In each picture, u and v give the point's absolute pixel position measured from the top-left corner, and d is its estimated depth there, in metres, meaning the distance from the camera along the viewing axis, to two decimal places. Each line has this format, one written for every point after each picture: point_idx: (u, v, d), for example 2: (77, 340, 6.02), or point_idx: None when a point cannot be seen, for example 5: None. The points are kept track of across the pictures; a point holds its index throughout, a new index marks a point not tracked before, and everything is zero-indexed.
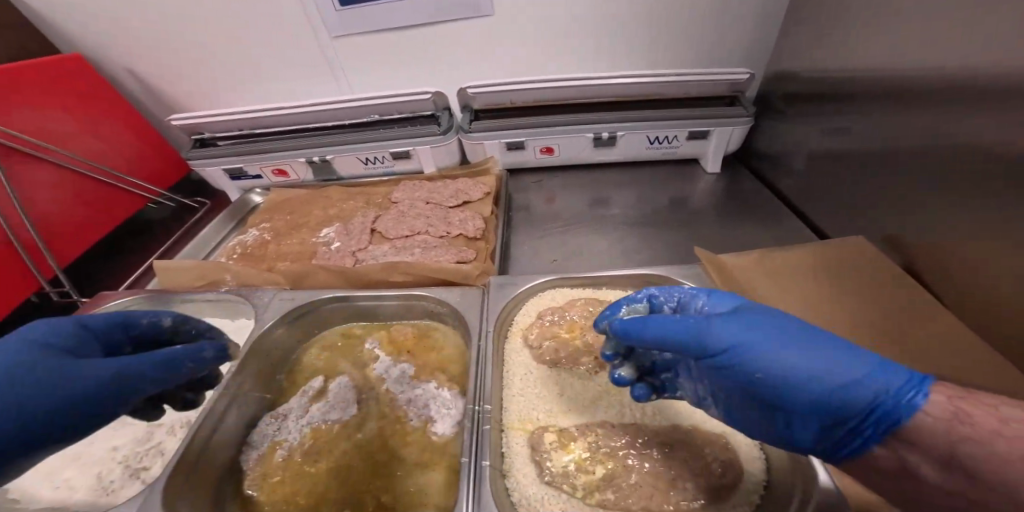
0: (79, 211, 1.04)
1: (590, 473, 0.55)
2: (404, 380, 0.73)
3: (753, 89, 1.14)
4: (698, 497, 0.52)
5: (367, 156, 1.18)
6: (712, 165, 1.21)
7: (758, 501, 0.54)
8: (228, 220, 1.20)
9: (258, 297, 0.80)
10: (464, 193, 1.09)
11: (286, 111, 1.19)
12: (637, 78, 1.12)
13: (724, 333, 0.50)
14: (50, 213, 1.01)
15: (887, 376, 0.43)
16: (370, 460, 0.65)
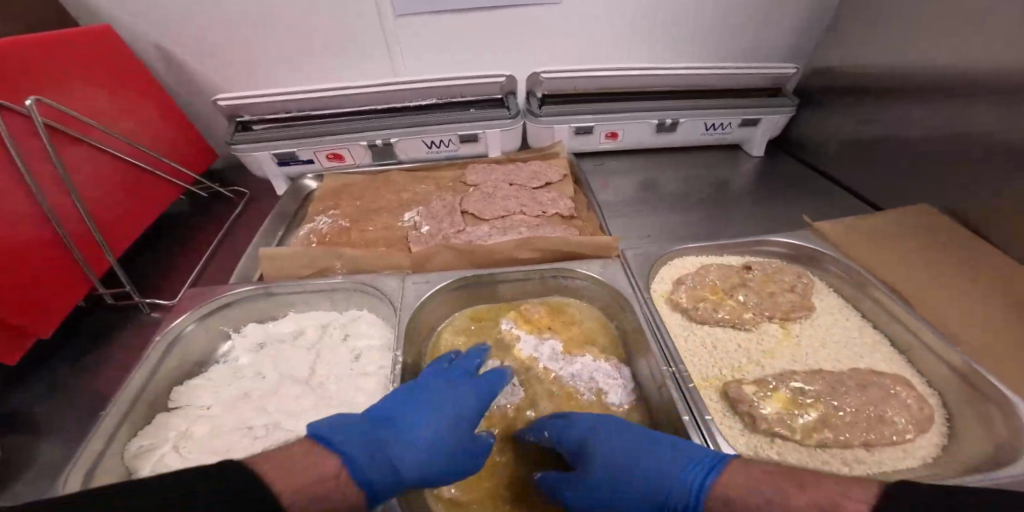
0: (117, 200, 0.90)
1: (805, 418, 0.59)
2: (557, 356, 0.72)
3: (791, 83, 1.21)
4: (906, 428, 0.59)
5: (433, 139, 1.11)
6: (758, 147, 1.28)
7: (947, 434, 0.61)
8: (286, 207, 1.10)
9: (385, 284, 0.77)
10: (543, 175, 1.08)
11: (347, 91, 1.09)
12: (706, 67, 1.13)
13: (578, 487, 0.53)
14: (98, 203, 0.87)
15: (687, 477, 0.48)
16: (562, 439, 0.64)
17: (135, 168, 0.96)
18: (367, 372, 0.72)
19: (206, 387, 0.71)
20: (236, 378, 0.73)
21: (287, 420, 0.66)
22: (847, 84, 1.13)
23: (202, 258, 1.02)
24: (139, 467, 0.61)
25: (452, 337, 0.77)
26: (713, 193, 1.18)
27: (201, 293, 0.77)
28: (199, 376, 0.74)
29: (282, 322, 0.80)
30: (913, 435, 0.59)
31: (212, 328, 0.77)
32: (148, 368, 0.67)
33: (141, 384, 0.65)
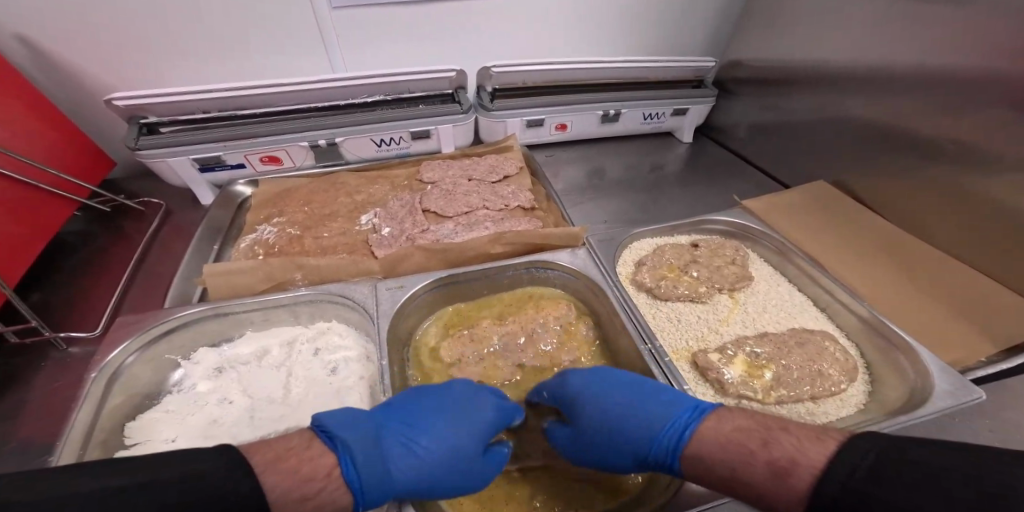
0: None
1: (761, 378, 0.69)
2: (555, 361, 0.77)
3: (710, 74, 1.34)
4: (837, 374, 0.70)
5: (382, 137, 1.07)
6: (687, 134, 1.39)
7: (866, 380, 0.75)
8: (223, 216, 1.00)
9: (356, 292, 0.73)
10: (500, 168, 1.10)
11: (282, 88, 0.98)
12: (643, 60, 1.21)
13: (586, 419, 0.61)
14: None
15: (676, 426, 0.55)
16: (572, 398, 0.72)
17: (16, 183, 0.80)
18: (349, 384, 0.71)
19: (163, 421, 0.66)
20: (203, 407, 0.68)
21: None
22: (753, 77, 1.28)
23: (120, 283, 0.90)
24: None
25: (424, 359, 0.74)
26: (653, 178, 1.28)
27: (134, 321, 0.68)
28: (149, 410, 0.67)
29: (241, 344, 0.74)
30: (846, 384, 0.71)
31: (156, 359, 0.69)
32: (90, 412, 0.60)
33: (89, 427, 0.58)
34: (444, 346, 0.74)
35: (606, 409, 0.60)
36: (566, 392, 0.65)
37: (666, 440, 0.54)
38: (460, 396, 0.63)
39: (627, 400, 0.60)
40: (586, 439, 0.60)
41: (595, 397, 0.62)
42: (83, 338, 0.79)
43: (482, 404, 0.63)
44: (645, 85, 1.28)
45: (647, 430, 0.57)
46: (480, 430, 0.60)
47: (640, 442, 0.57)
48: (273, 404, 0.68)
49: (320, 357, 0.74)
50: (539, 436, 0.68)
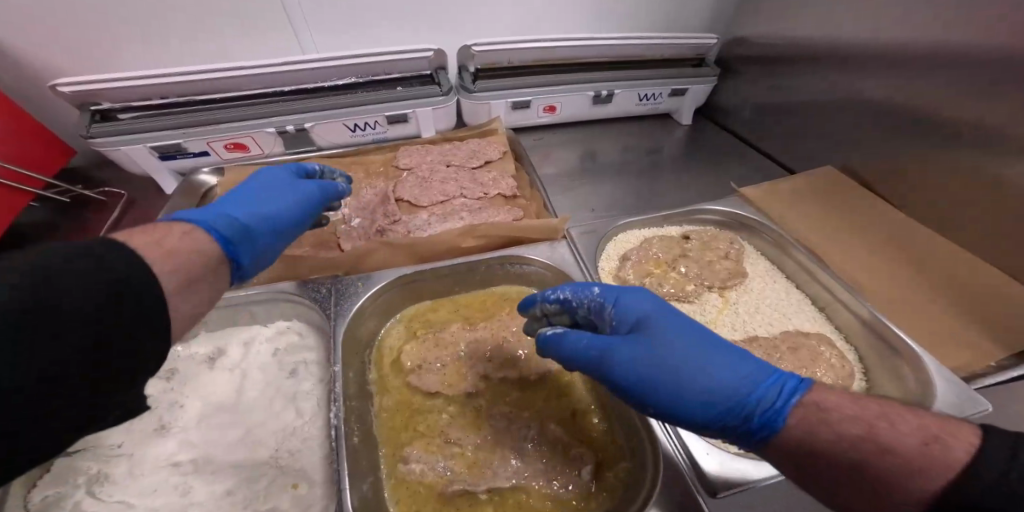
0: None
1: None
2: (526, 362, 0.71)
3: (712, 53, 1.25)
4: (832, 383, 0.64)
5: (355, 122, 1.02)
6: (685, 117, 1.29)
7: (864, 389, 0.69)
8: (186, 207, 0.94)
9: (314, 291, 0.68)
10: (481, 154, 1.03)
11: (244, 72, 0.92)
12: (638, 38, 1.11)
13: (653, 347, 0.52)
14: None
15: (768, 386, 0.45)
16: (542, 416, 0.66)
17: None
18: (305, 388, 0.67)
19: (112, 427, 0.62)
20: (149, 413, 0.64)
21: (225, 461, 0.60)
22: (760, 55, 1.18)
23: None
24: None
25: (388, 369, 0.69)
26: (648, 163, 1.20)
27: None
28: None
29: (195, 343, 0.70)
30: None
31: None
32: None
33: None
34: (409, 349, 0.70)
35: (679, 341, 0.52)
36: (632, 313, 0.57)
37: (767, 404, 0.44)
38: (283, 178, 0.68)
39: (704, 343, 0.51)
40: (652, 369, 0.51)
41: (668, 326, 0.53)
42: None
43: (280, 177, 0.68)
44: (641, 64, 1.19)
45: (729, 384, 0.47)
46: (292, 189, 0.67)
47: (722, 394, 0.47)
48: (223, 409, 0.64)
49: (278, 359, 0.70)
50: (508, 453, 0.62)
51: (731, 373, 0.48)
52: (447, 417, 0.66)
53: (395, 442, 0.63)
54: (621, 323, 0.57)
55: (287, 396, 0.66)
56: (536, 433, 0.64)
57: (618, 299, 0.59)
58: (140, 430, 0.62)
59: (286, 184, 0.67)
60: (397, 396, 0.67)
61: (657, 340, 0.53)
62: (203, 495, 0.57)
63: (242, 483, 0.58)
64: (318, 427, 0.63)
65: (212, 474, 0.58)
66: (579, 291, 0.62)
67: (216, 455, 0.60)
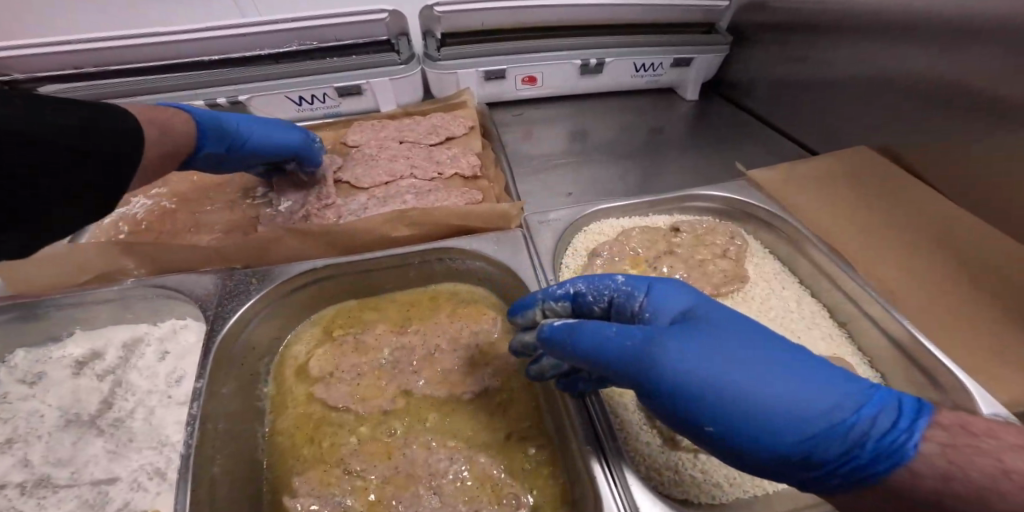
0: None
1: None
2: (459, 379, 0.58)
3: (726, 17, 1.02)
4: None
5: (301, 94, 0.90)
6: (692, 91, 1.09)
7: None
8: None
9: (200, 287, 0.56)
10: (443, 129, 0.89)
11: (164, 37, 0.80)
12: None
13: (707, 342, 0.37)
14: None
15: (876, 406, 0.32)
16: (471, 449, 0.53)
17: None
18: (180, 397, 0.56)
19: None
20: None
21: (75, 486, 0.50)
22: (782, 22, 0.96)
23: None
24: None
25: (291, 382, 0.57)
26: (642, 143, 1.03)
27: None
28: None
29: (71, 343, 0.60)
30: None
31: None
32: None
33: None
34: (317, 357, 0.58)
35: (746, 339, 0.37)
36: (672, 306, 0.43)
37: (883, 426, 0.30)
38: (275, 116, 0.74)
39: (775, 345, 0.37)
40: (721, 376, 0.35)
41: (725, 320, 0.40)
42: None
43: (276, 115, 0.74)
44: (641, 29, 0.98)
45: (824, 399, 0.33)
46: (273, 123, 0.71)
47: (816, 414, 0.32)
48: (78, 424, 0.54)
49: (164, 364, 0.59)
50: (424, 488, 0.50)
51: (820, 385, 0.34)
52: (353, 445, 0.53)
53: (285, 471, 0.51)
54: (659, 318, 0.43)
55: (165, 410, 0.55)
56: (463, 467, 0.51)
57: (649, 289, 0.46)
58: None
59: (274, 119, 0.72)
60: (298, 418, 0.55)
61: (719, 338, 0.37)
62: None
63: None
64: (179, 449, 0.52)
65: (46, 504, 0.48)
66: (598, 282, 0.49)
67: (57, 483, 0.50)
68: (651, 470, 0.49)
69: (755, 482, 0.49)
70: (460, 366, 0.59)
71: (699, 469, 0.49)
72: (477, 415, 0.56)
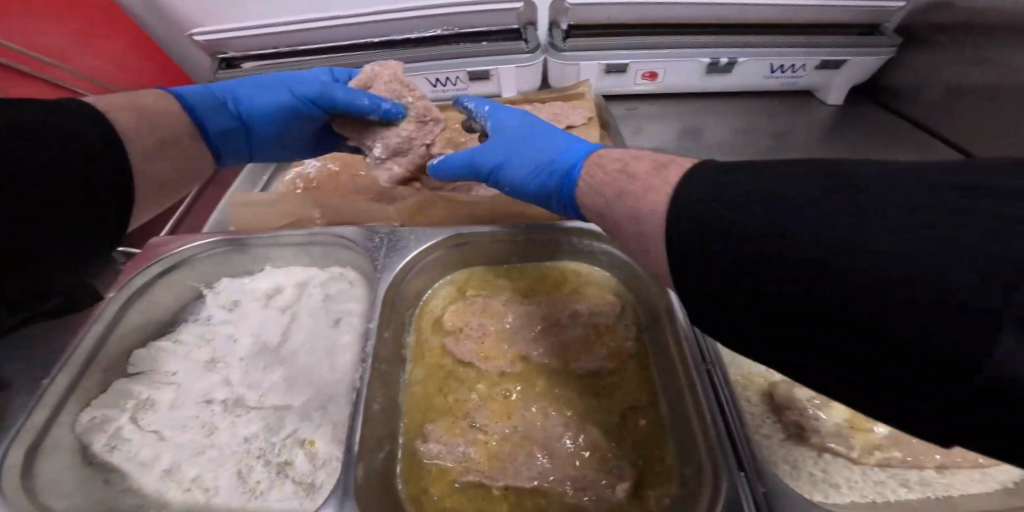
0: None
1: (867, 432, 0.51)
2: (580, 354, 0.61)
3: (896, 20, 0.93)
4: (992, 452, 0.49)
5: (438, 76, 0.98)
6: (836, 96, 1.02)
7: None
8: None
9: (371, 239, 0.66)
10: (565, 117, 0.94)
11: (339, 22, 0.93)
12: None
13: (503, 149, 0.60)
14: None
15: (570, 153, 0.56)
16: (582, 420, 0.56)
17: None
18: (343, 343, 0.64)
19: (171, 354, 0.61)
20: (198, 346, 0.63)
21: (268, 405, 0.58)
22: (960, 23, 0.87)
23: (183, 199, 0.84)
24: (92, 440, 0.52)
25: (429, 333, 0.64)
26: (770, 146, 0.99)
27: (163, 244, 0.67)
28: (163, 337, 0.63)
29: (259, 277, 0.70)
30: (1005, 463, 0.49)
31: (179, 283, 0.67)
32: (102, 332, 0.57)
33: (92, 352, 0.55)
34: (450, 312, 0.65)
35: (529, 132, 0.60)
36: (505, 120, 0.63)
37: (572, 161, 0.54)
38: (284, 78, 0.72)
39: (561, 140, 0.59)
40: (506, 160, 0.59)
41: (539, 127, 0.61)
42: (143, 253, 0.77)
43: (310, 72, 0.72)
44: (789, 30, 0.94)
45: (548, 151, 0.57)
46: (292, 82, 0.70)
47: (543, 162, 0.57)
48: (267, 351, 0.63)
49: (329, 305, 0.67)
50: (537, 450, 0.53)
51: (550, 150, 0.57)
52: (473, 395, 0.58)
53: (417, 414, 0.57)
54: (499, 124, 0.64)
55: (330, 349, 0.63)
56: (573, 434, 0.54)
57: (497, 111, 0.67)
58: (198, 359, 0.62)
59: (280, 85, 0.71)
60: (433, 363, 0.61)
61: (529, 134, 0.60)
62: (241, 434, 0.55)
63: (264, 434, 0.55)
64: (344, 390, 0.59)
65: (238, 421, 0.56)
66: (482, 102, 0.68)
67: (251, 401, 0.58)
68: (770, 458, 0.49)
69: (878, 492, 0.47)
70: (577, 341, 0.62)
71: (820, 468, 0.48)
72: (587, 390, 0.59)
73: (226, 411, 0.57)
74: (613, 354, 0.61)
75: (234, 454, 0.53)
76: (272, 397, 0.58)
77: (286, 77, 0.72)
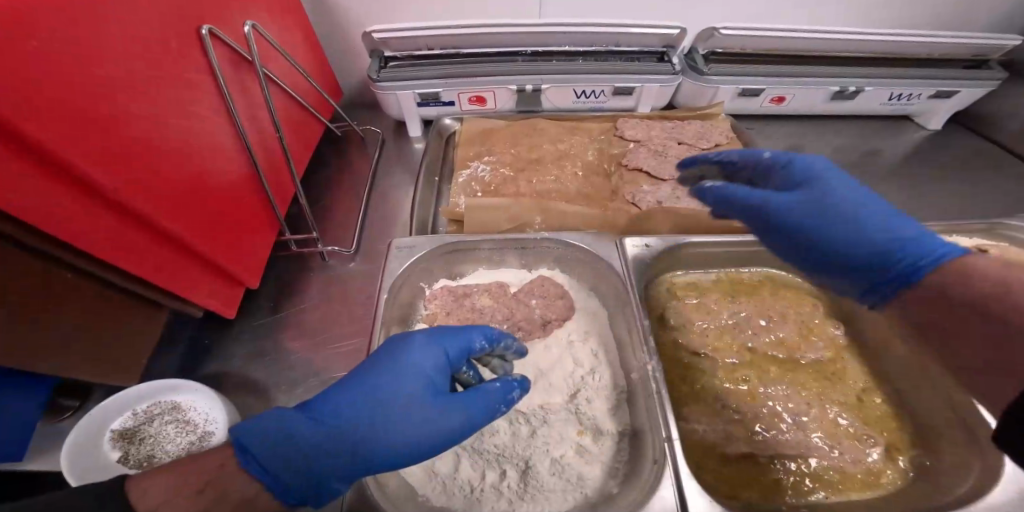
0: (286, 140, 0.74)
1: None
2: (812, 350, 0.65)
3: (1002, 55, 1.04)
4: None
5: (585, 88, 1.01)
6: (936, 121, 1.11)
7: None
8: (439, 148, 1.01)
9: (597, 244, 0.69)
10: (709, 135, 0.98)
11: (498, 30, 0.95)
12: (916, 35, 0.97)
13: (408, 384, 0.49)
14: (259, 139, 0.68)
15: (438, 421, 0.48)
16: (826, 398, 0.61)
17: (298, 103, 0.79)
18: (576, 339, 0.65)
19: None
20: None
21: (530, 400, 0.59)
22: None
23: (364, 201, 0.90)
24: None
25: (658, 329, 0.67)
26: (886, 167, 1.07)
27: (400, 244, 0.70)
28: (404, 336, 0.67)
29: (473, 277, 0.72)
30: None
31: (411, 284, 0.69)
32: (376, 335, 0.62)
33: None
34: (673, 310, 0.69)
35: (847, 203, 0.49)
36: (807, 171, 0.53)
37: (445, 429, 0.48)
38: (421, 346, 0.52)
39: (424, 409, 0.49)
40: (356, 423, 0.47)
41: (844, 190, 0.50)
42: (342, 253, 0.81)
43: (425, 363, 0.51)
44: (908, 64, 1.02)
45: (407, 401, 0.49)
46: (411, 386, 0.49)
47: (399, 439, 0.47)
48: None
49: (556, 303, 0.68)
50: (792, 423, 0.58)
51: (414, 428, 0.48)
52: (719, 382, 0.62)
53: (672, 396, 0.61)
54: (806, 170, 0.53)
55: (569, 345, 0.64)
56: (824, 411, 0.60)
57: (788, 161, 0.55)
58: None
59: (394, 381, 0.50)
60: (674, 357, 0.65)
61: (836, 184, 0.51)
62: (516, 429, 0.58)
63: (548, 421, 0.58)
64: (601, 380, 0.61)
65: (519, 413, 0.59)
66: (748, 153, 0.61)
67: (521, 394, 0.60)
68: None
69: None
70: (797, 336, 0.66)
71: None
72: (819, 377, 0.63)
73: None
74: (837, 348, 0.66)
75: (516, 447, 0.56)
76: (532, 393, 0.60)
77: (389, 360, 0.51)
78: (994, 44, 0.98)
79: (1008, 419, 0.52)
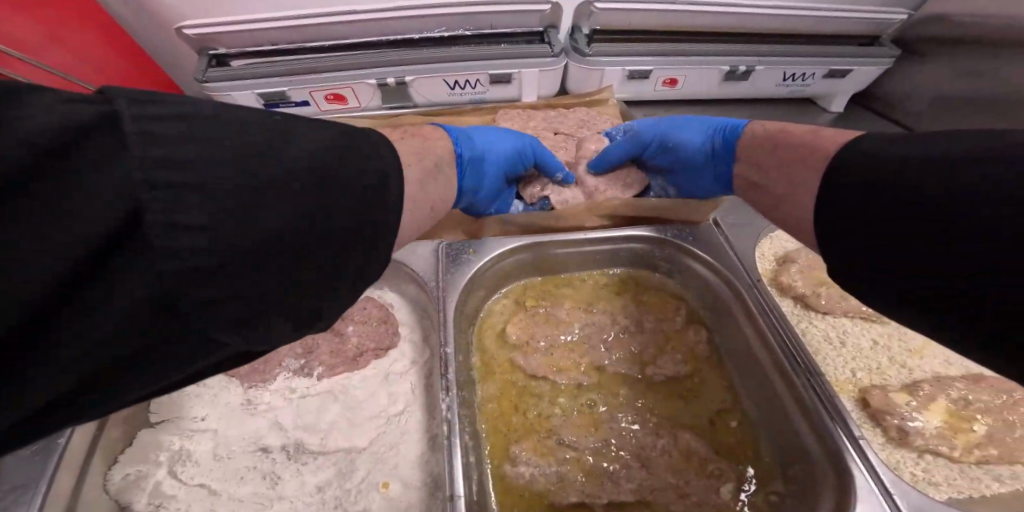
0: None
1: (965, 431, 0.51)
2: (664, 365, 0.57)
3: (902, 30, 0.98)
4: None
5: (456, 78, 0.91)
6: (840, 103, 1.05)
7: None
8: None
9: (419, 255, 0.60)
10: (591, 124, 0.90)
11: (345, 19, 0.85)
12: (804, 7, 0.89)
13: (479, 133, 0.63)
14: None
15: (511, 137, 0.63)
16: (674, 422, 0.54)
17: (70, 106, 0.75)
18: (397, 371, 0.56)
19: (195, 397, 0.54)
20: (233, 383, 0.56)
21: (318, 454, 0.50)
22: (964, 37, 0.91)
23: None
24: (131, 501, 0.48)
25: (494, 354, 0.58)
26: None
27: None
28: (190, 380, 0.56)
29: None
30: None
31: None
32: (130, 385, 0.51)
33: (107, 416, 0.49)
34: (515, 323, 0.60)
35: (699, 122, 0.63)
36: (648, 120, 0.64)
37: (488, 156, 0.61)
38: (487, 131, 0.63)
39: (482, 136, 0.62)
40: (466, 137, 0.60)
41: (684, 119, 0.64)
42: None
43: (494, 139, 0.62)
44: (801, 39, 0.96)
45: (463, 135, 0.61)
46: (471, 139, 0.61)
47: (483, 152, 0.60)
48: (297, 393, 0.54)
49: (378, 328, 0.59)
50: (634, 460, 0.50)
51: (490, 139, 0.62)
52: (554, 413, 0.54)
53: (499, 435, 0.52)
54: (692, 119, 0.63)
55: (383, 380, 0.55)
56: (666, 440, 0.52)
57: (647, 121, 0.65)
58: (229, 401, 0.54)
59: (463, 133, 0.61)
60: (509, 385, 0.56)
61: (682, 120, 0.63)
62: (291, 495, 0.48)
63: (334, 481, 0.49)
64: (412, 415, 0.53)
65: (304, 470, 0.49)
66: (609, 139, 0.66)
67: (307, 449, 0.50)
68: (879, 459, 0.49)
69: (973, 488, 0.48)
70: (651, 350, 0.59)
71: (920, 468, 0.49)
72: (671, 399, 0.56)
73: (273, 465, 0.50)
74: (697, 364, 0.58)
75: None
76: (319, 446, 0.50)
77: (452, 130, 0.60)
78: (887, 16, 0.92)
79: (856, 454, 0.44)
